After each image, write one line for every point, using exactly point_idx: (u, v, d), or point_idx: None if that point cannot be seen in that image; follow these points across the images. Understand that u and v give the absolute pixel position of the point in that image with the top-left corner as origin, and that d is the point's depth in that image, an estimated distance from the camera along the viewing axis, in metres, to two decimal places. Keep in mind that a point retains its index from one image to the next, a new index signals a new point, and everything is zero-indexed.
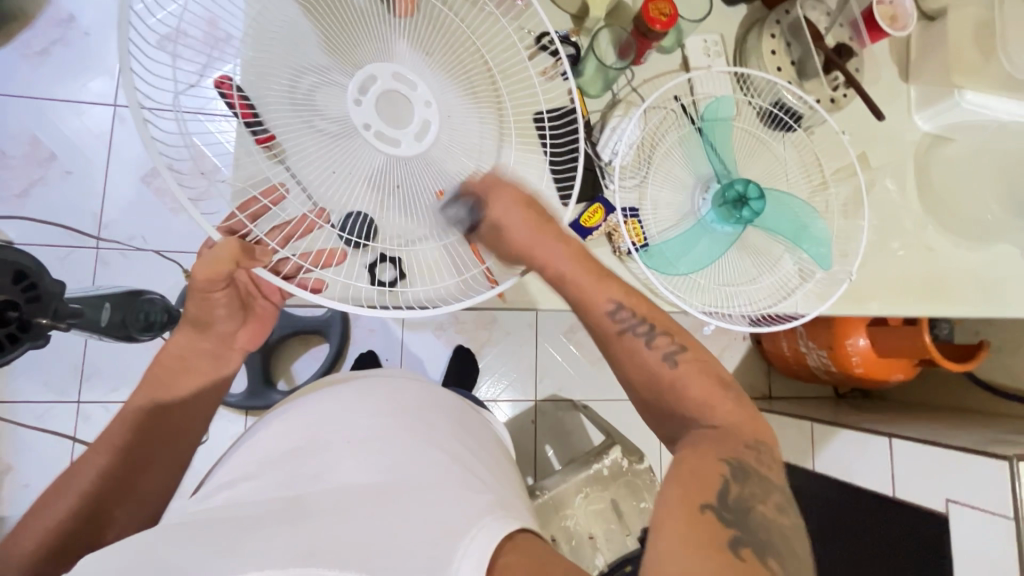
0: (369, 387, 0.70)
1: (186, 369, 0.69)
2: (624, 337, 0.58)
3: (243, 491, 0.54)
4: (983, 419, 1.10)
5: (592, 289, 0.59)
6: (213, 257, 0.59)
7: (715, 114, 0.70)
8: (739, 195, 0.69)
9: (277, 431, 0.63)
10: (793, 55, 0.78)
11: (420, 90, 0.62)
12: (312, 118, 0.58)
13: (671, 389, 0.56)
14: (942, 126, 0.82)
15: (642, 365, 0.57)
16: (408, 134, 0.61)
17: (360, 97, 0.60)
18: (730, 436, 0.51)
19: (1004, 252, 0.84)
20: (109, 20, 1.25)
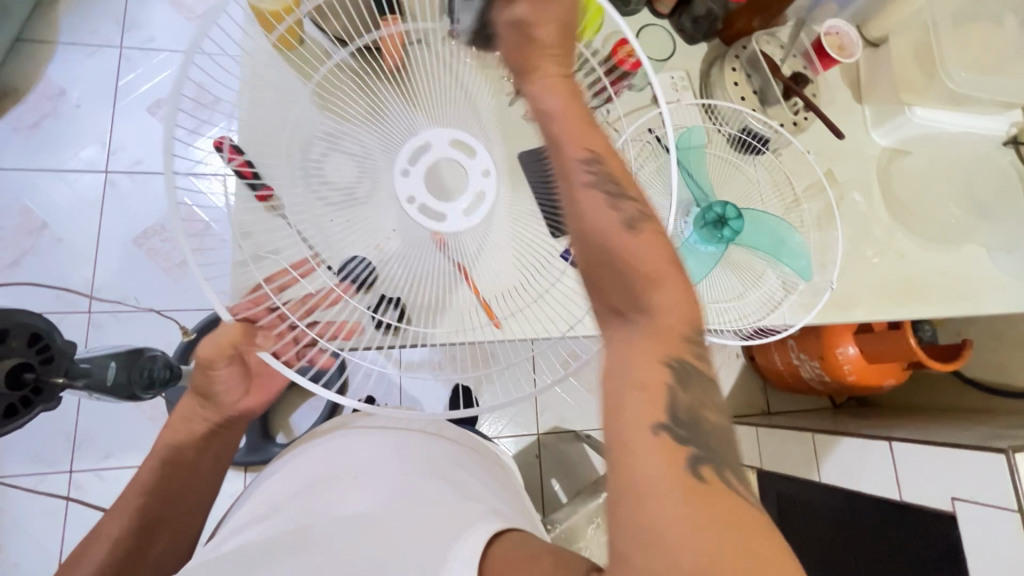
0: (375, 425, 0.70)
1: (188, 438, 0.69)
2: (593, 190, 0.48)
3: (253, 531, 0.54)
4: (977, 416, 1.12)
5: (579, 138, 0.51)
6: (216, 339, 0.62)
7: (688, 142, 0.76)
8: (719, 217, 0.73)
9: (285, 476, 0.64)
10: (754, 85, 0.83)
11: (478, 159, 0.66)
12: (317, 187, 0.62)
13: (619, 252, 0.46)
14: (899, 140, 0.89)
15: (599, 218, 0.47)
16: (455, 207, 0.65)
17: (408, 166, 0.65)
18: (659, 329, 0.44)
19: (973, 252, 0.88)
20: (99, 91, 1.29)
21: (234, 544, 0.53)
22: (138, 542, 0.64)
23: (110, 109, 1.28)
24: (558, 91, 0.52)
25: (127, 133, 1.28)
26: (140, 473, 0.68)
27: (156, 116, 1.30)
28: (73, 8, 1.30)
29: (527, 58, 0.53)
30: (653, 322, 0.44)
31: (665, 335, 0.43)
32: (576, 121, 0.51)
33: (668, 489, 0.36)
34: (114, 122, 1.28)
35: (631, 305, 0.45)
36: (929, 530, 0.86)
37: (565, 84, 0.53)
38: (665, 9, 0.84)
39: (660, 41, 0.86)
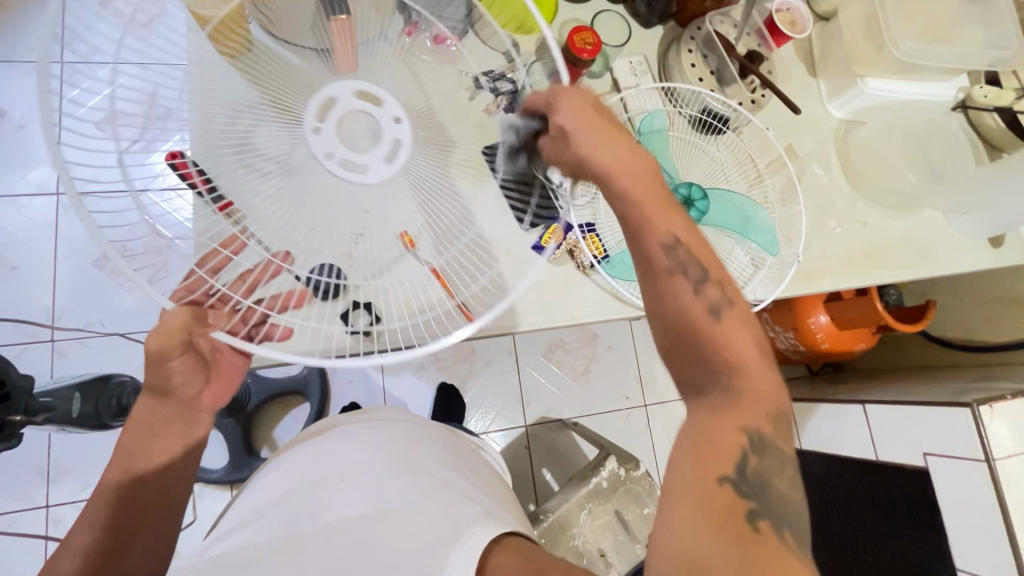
0: (363, 427, 0.69)
1: (150, 449, 0.64)
2: (680, 273, 0.48)
3: (243, 537, 0.54)
4: (944, 373, 1.17)
5: (641, 210, 0.51)
6: (162, 328, 0.56)
7: (651, 126, 0.80)
8: (685, 197, 0.76)
9: (271, 480, 0.63)
10: (711, 65, 0.84)
11: (387, 108, 0.66)
12: (255, 163, 0.60)
13: (702, 337, 0.47)
14: (854, 112, 0.91)
15: (686, 304, 0.48)
16: (376, 156, 0.64)
17: (319, 124, 0.63)
18: (742, 407, 0.44)
19: (928, 215, 0.91)
20: (43, 109, 1.23)
21: (219, 554, 0.52)
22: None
23: None
24: (628, 178, 0.51)
25: None
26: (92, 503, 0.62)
27: None
28: (6, 24, 1.24)
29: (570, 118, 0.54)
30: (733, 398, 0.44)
31: (741, 413, 0.44)
32: (641, 186, 0.52)
33: (719, 552, 0.38)
34: None
35: (706, 386, 0.46)
36: (904, 486, 0.89)
37: (616, 143, 0.52)
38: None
39: (617, 26, 0.85)
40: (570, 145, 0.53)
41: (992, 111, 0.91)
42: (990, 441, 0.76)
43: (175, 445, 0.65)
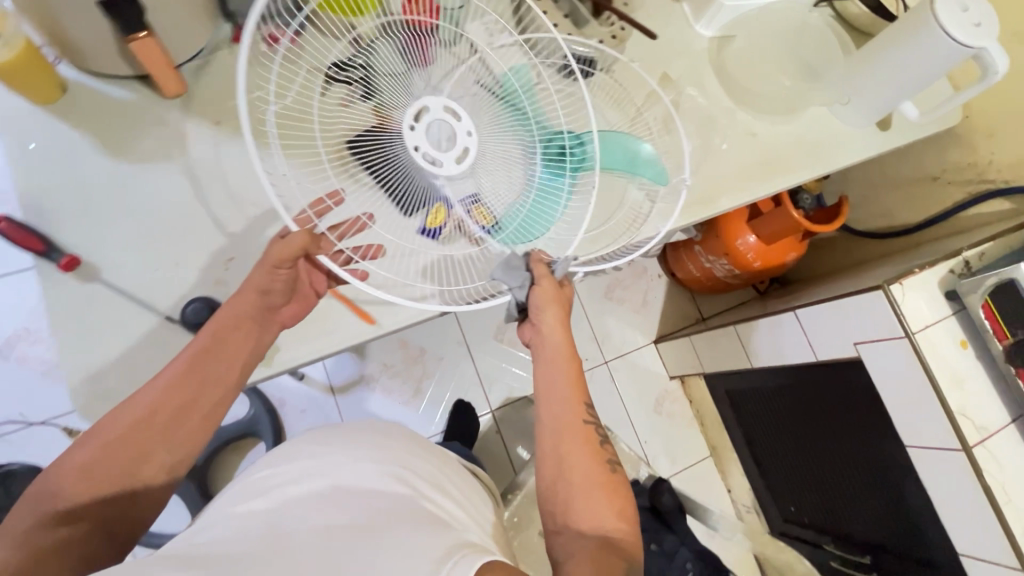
0: (351, 437, 0.71)
1: (222, 357, 0.59)
2: (590, 429, 0.68)
3: (227, 530, 0.54)
4: (872, 264, 1.19)
5: (574, 389, 0.70)
6: (283, 244, 0.59)
7: (512, 85, 0.77)
8: (561, 148, 0.76)
9: (257, 480, 0.63)
10: (564, 10, 0.81)
11: (463, 120, 0.73)
12: (355, 165, 0.72)
13: (591, 489, 0.64)
14: (721, 28, 0.91)
15: (587, 456, 0.66)
16: (449, 156, 0.71)
17: (414, 125, 0.71)
18: (609, 543, 0.60)
19: (811, 115, 0.92)
20: None
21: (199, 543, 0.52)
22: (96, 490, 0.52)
23: None
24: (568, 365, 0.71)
25: None
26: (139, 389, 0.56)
27: None
28: None
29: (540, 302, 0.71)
30: (605, 535, 0.61)
31: (607, 546, 0.59)
32: (577, 374, 0.71)
33: None
34: None
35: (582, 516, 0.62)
36: (848, 379, 0.91)
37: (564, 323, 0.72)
38: None
39: None
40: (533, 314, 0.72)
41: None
42: (906, 317, 0.77)
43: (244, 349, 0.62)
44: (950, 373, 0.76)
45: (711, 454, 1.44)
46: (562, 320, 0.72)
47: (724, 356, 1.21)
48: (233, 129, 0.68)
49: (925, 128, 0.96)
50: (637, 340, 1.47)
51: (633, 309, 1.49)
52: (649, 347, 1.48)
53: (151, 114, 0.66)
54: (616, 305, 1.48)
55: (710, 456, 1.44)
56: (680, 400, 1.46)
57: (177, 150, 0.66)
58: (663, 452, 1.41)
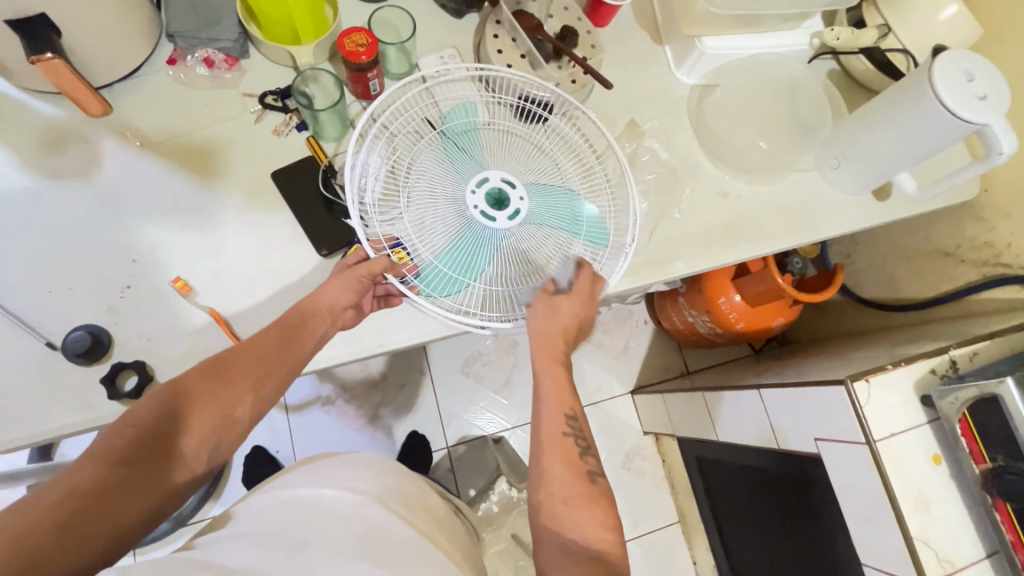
0: (361, 468, 0.66)
1: (292, 343, 0.59)
2: (569, 441, 0.59)
3: (238, 545, 0.49)
4: (868, 339, 1.08)
5: (556, 394, 0.62)
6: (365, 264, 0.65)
7: (457, 123, 0.73)
8: (500, 196, 0.71)
9: (268, 495, 0.59)
10: (521, 48, 0.77)
11: (518, 186, 0.71)
12: (403, 201, 0.69)
13: (574, 500, 0.55)
14: (702, 76, 0.84)
15: (568, 470, 0.58)
16: (501, 218, 0.69)
17: (476, 188, 0.70)
18: (595, 561, 0.52)
19: (797, 178, 0.84)
20: None
21: (213, 559, 0.47)
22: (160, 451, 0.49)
23: None
24: (554, 371, 0.63)
25: None
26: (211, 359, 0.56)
27: None
28: None
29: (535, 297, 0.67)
30: (591, 551, 0.52)
31: (592, 563, 0.51)
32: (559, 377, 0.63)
33: None
34: None
35: (573, 538, 0.53)
36: (812, 476, 0.82)
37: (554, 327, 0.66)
38: None
39: (398, 19, 0.76)
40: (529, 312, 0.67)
41: (859, 54, 0.83)
42: (868, 423, 0.67)
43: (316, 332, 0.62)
44: (914, 493, 0.66)
45: (680, 521, 1.34)
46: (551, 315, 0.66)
47: (694, 423, 1.12)
48: (156, 152, 0.67)
49: (930, 202, 0.85)
50: (612, 389, 1.39)
51: (612, 355, 1.41)
52: (625, 397, 1.40)
53: (75, 131, 0.66)
54: (594, 349, 1.41)
55: (678, 523, 1.34)
56: (651, 457, 1.37)
57: (95, 170, 0.65)
58: (626, 513, 1.32)
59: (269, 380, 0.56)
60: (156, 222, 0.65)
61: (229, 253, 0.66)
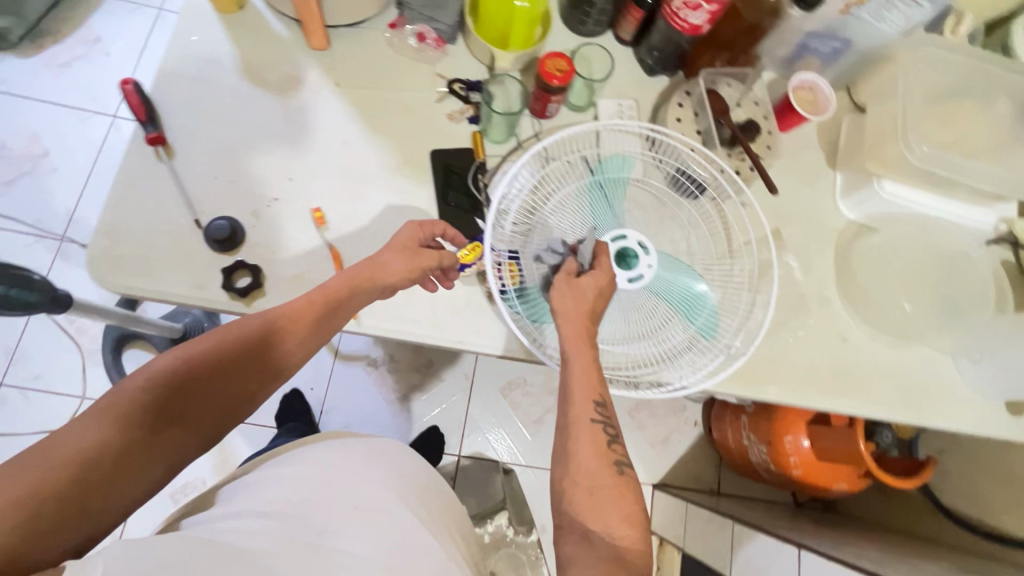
0: (373, 456, 0.71)
1: (325, 319, 0.60)
2: (596, 426, 0.58)
3: (250, 524, 0.53)
4: (933, 550, 0.97)
5: (584, 375, 0.59)
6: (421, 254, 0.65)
7: (612, 170, 0.74)
8: (626, 254, 0.69)
9: (287, 469, 0.64)
10: (700, 124, 0.77)
11: (650, 253, 0.68)
12: (535, 221, 0.71)
13: (603, 484, 0.56)
14: (866, 215, 0.80)
15: (593, 454, 0.58)
16: (621, 278, 0.67)
17: (608, 242, 0.69)
18: (615, 555, 0.52)
19: (928, 354, 0.77)
20: (127, 44, 1.38)
21: (236, 534, 0.52)
22: (171, 412, 0.51)
23: (135, 60, 1.37)
24: (584, 353, 0.60)
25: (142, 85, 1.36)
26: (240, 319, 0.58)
27: None
28: None
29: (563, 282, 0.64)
30: (613, 549, 0.53)
31: (617, 561, 0.52)
32: (588, 364, 0.60)
33: None
34: (134, 73, 1.37)
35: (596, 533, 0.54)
36: None
37: (581, 306, 0.62)
38: (627, 36, 0.80)
39: (599, 60, 0.80)
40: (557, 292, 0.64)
41: None
42: None
43: (351, 308, 0.63)
44: None
45: None
46: (579, 298, 0.63)
47: (711, 549, 1.04)
48: (347, 97, 0.73)
49: None
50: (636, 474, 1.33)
51: (649, 441, 1.36)
52: (644, 488, 1.34)
53: (293, 53, 0.73)
54: (634, 428, 1.36)
55: None
56: None
57: (293, 91, 0.72)
58: None
59: (288, 358, 0.59)
60: (323, 155, 0.71)
61: (369, 206, 0.71)
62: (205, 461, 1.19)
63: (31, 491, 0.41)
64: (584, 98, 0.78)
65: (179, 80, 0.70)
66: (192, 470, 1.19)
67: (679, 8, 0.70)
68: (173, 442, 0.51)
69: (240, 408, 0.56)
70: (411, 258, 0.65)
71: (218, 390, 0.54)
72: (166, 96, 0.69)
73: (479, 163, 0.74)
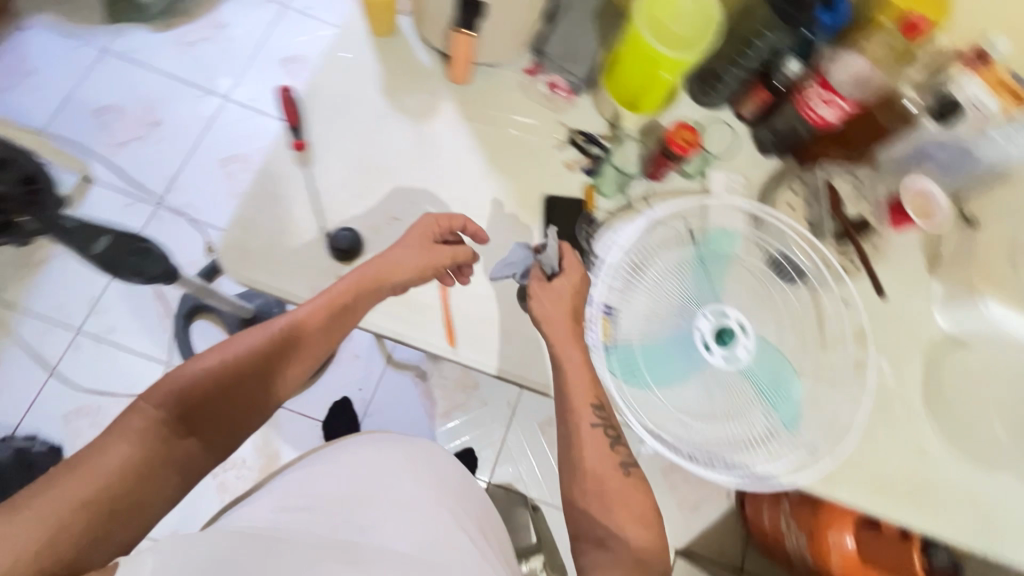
0: (411, 448, 0.76)
1: (330, 325, 0.64)
2: (598, 429, 0.64)
3: (293, 517, 0.60)
4: None
5: (579, 382, 0.64)
6: (426, 255, 0.67)
7: (716, 244, 0.75)
8: (724, 331, 0.70)
9: (333, 467, 0.69)
10: (812, 215, 0.79)
11: (749, 336, 0.70)
12: (637, 281, 0.71)
13: (609, 487, 0.63)
14: (960, 330, 0.79)
15: (596, 453, 0.64)
16: (717, 354, 0.68)
17: (709, 316, 0.70)
18: (631, 554, 0.59)
19: (1011, 485, 0.74)
20: (250, 34, 1.47)
21: (284, 526, 0.58)
22: (185, 422, 0.59)
23: (253, 50, 1.45)
24: (576, 360, 0.65)
25: (256, 73, 1.44)
26: (242, 337, 0.64)
27: (284, 68, 1.45)
28: None
29: (547, 292, 0.67)
30: (633, 552, 0.60)
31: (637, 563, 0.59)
32: (583, 373, 0.65)
33: None
34: (251, 61, 1.45)
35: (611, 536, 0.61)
36: None
37: (566, 315, 0.66)
38: (748, 114, 0.81)
39: (720, 136, 0.82)
40: (544, 304, 0.67)
41: None
42: None
43: (356, 311, 0.65)
44: None
45: None
46: (565, 310, 0.67)
47: None
48: (475, 132, 0.77)
49: None
50: None
51: (679, 504, 1.33)
52: None
53: (433, 83, 0.77)
54: (666, 488, 1.34)
55: None
56: None
57: (427, 119, 0.76)
58: None
59: (292, 367, 0.66)
60: (444, 183, 0.74)
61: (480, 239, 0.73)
62: (249, 441, 1.23)
63: (75, 503, 0.50)
64: (697, 168, 0.79)
65: (327, 93, 0.74)
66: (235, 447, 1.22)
67: (815, 99, 0.70)
68: (191, 450, 0.59)
69: (255, 413, 0.64)
70: (413, 265, 0.66)
71: (233, 400, 0.61)
72: (314, 106, 0.73)
73: (590, 216, 0.76)
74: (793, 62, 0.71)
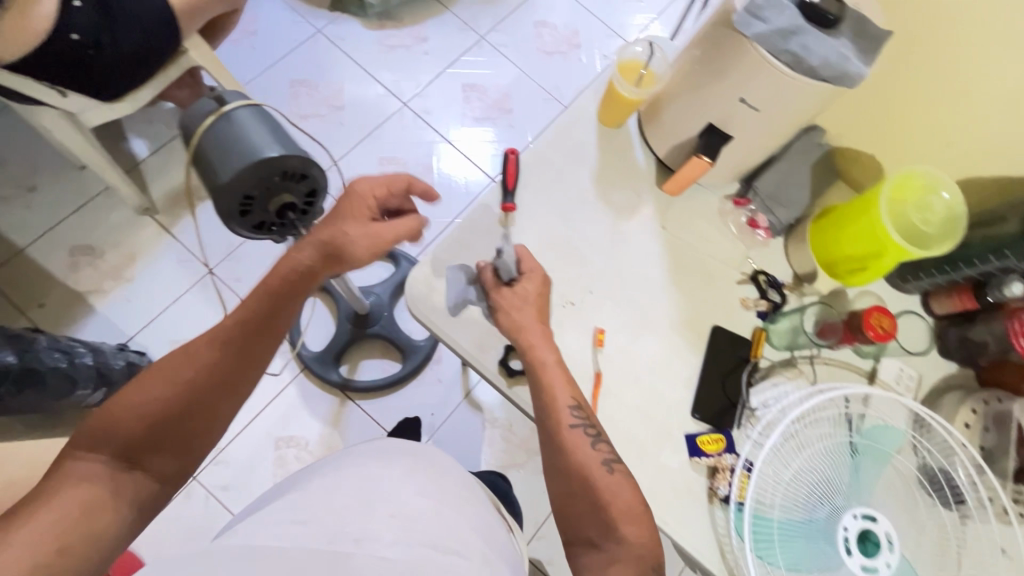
0: (420, 465, 0.63)
1: (264, 324, 0.63)
2: (576, 432, 0.62)
3: (282, 528, 0.49)
4: None
5: (556, 391, 0.63)
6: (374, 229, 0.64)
7: (874, 438, 0.71)
8: (866, 537, 0.66)
9: (336, 477, 0.58)
10: (987, 441, 0.72)
11: (892, 552, 0.65)
12: (787, 450, 0.68)
13: (601, 488, 0.61)
14: None
15: (581, 456, 0.62)
16: (855, 560, 0.64)
17: (856, 515, 0.66)
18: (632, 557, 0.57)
19: None
20: (444, 54, 1.56)
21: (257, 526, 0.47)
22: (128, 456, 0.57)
23: (443, 69, 1.55)
24: (548, 370, 0.64)
25: (438, 90, 1.53)
26: (180, 360, 0.61)
27: (464, 93, 1.53)
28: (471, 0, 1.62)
29: (516, 297, 0.68)
30: (637, 550, 0.58)
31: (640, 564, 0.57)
32: (561, 385, 0.64)
33: None
34: (437, 78, 1.54)
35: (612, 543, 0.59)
36: None
37: (536, 321, 0.67)
38: (940, 312, 0.78)
39: (915, 333, 0.78)
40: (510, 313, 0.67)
41: None
42: None
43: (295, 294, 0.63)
44: None
45: None
46: (534, 317, 0.67)
47: None
48: (666, 243, 0.77)
49: None
50: None
51: None
52: None
53: (640, 185, 0.78)
54: None
55: None
56: None
57: (625, 216, 0.77)
58: None
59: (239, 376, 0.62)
60: (624, 284, 0.75)
61: (641, 349, 0.73)
62: (317, 425, 1.26)
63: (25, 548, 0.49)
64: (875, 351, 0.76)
65: (543, 165, 0.77)
66: (303, 426, 1.26)
67: None
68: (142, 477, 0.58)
69: (210, 424, 0.61)
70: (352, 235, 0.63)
71: (177, 420, 0.59)
72: (528, 174, 0.76)
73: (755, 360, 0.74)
74: (1016, 284, 0.67)
